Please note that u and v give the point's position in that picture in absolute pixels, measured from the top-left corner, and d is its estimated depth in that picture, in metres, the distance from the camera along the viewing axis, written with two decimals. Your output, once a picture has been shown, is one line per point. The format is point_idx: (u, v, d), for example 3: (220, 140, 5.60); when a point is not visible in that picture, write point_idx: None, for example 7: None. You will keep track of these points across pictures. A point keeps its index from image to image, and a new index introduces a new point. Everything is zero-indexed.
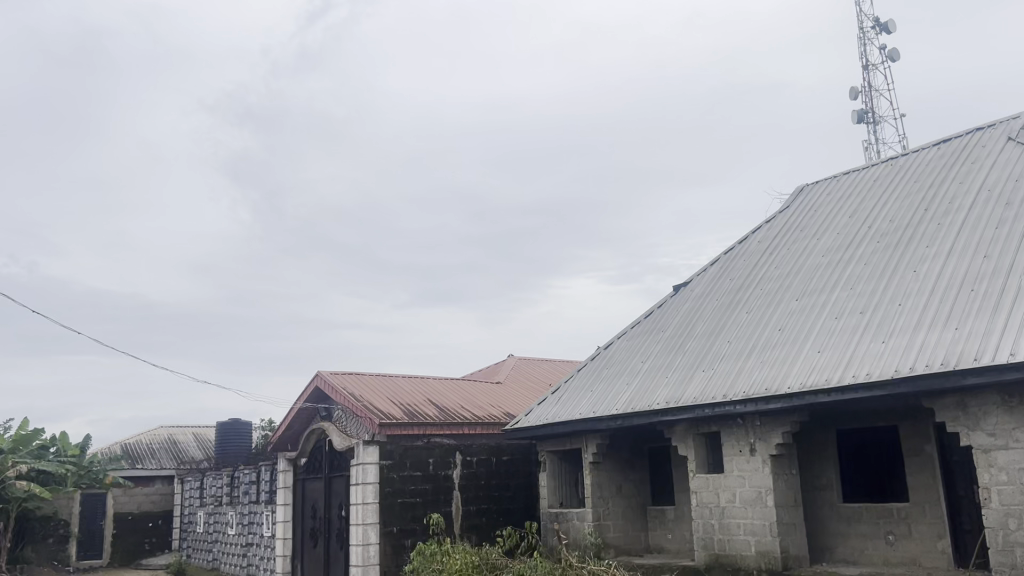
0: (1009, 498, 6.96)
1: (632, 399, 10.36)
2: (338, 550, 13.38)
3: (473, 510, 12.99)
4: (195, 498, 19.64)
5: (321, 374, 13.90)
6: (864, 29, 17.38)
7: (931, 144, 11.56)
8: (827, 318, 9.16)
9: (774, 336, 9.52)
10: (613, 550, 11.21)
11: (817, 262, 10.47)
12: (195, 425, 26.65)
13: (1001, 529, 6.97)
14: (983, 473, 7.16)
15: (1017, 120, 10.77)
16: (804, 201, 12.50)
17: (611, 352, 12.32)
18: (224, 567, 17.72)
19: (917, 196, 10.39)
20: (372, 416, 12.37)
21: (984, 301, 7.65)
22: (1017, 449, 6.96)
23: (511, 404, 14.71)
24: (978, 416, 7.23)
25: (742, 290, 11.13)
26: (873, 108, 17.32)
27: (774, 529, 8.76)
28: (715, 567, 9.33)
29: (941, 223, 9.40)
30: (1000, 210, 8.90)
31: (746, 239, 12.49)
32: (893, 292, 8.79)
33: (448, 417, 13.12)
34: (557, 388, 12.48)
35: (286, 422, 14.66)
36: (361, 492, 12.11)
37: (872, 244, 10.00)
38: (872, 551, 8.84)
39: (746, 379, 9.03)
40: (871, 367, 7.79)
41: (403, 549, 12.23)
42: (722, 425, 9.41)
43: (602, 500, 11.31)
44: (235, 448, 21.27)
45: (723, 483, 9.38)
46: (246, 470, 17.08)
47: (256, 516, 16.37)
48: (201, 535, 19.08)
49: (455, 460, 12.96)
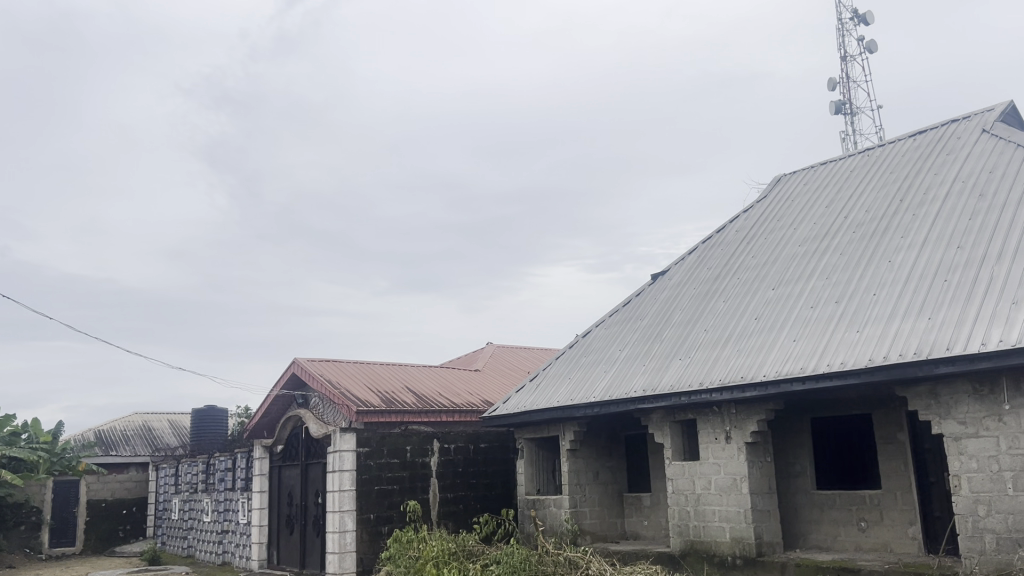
0: (979, 485, 7.07)
1: (610, 387, 10.43)
2: (315, 538, 13.39)
3: (450, 497, 13.04)
4: (170, 485, 19.55)
5: (297, 360, 13.86)
6: (843, 20, 17.48)
7: (907, 135, 11.67)
8: (802, 307, 9.25)
9: (751, 324, 9.59)
10: (590, 537, 11.32)
11: (794, 251, 10.55)
12: (170, 412, 26.53)
13: (970, 516, 7.09)
14: (954, 461, 7.27)
15: (992, 111, 10.89)
16: (781, 191, 12.60)
17: (589, 340, 12.38)
18: (199, 554, 17.68)
19: (893, 187, 10.49)
20: (349, 403, 12.33)
21: (957, 291, 7.75)
22: (987, 438, 7.08)
23: (490, 392, 14.77)
24: (950, 404, 7.33)
25: (719, 279, 11.20)
26: (850, 99, 17.44)
27: (749, 516, 8.86)
28: (690, 553, 9.42)
29: (917, 213, 9.51)
30: (974, 201, 9.01)
31: (724, 228, 12.58)
32: (868, 282, 8.87)
33: (426, 404, 13.14)
34: (536, 375, 12.52)
35: (263, 408, 14.61)
36: (338, 479, 12.07)
37: (849, 233, 10.09)
38: (845, 538, 8.96)
39: (723, 367, 9.11)
40: (846, 356, 7.88)
41: (379, 535, 12.26)
42: (698, 413, 9.49)
43: (579, 488, 11.38)
44: (211, 434, 21.18)
45: (699, 470, 9.46)
46: (222, 457, 17.00)
47: (232, 503, 16.32)
48: (176, 522, 19.02)
49: (432, 448, 13.00)
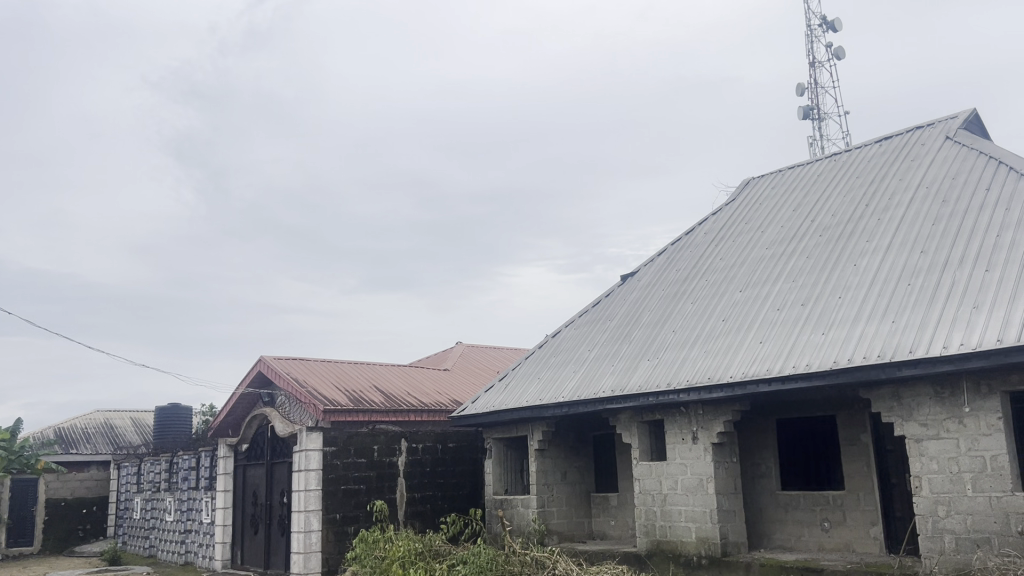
0: (939, 486, 7.21)
1: (579, 387, 10.47)
2: (279, 538, 13.32)
3: (417, 497, 13.03)
4: (132, 484, 19.30)
5: (263, 358, 13.77)
6: (812, 26, 17.68)
7: (873, 141, 11.85)
8: (769, 309, 9.36)
9: (718, 326, 9.69)
10: (557, 537, 11.36)
11: (761, 254, 10.67)
12: (133, 409, 26.23)
13: (930, 516, 7.23)
14: (915, 463, 7.40)
15: (955, 119, 11.08)
16: (749, 194, 12.73)
17: (559, 341, 12.42)
18: (160, 554, 17.49)
19: (859, 192, 10.65)
20: (316, 402, 12.26)
21: (920, 295, 7.88)
22: (947, 440, 7.21)
23: (458, 392, 14.77)
24: (912, 406, 7.46)
25: (687, 281, 11.30)
26: (818, 104, 17.65)
27: (714, 516, 8.94)
28: (656, 553, 9.50)
29: (882, 218, 9.66)
30: (937, 206, 9.17)
31: (693, 230, 12.68)
32: (833, 285, 9.00)
33: (394, 404, 13.11)
34: (504, 376, 12.53)
35: (228, 406, 14.49)
36: (304, 479, 12.00)
37: (815, 237, 10.22)
38: (808, 538, 9.08)
39: (690, 369, 9.18)
40: (811, 358, 7.99)
41: (345, 535, 12.22)
42: (665, 413, 9.56)
43: (546, 487, 11.42)
44: (174, 432, 20.96)
45: (665, 470, 9.54)
46: (186, 456, 16.84)
47: (195, 502, 16.16)
48: (138, 522, 18.80)
49: (400, 447, 12.97)
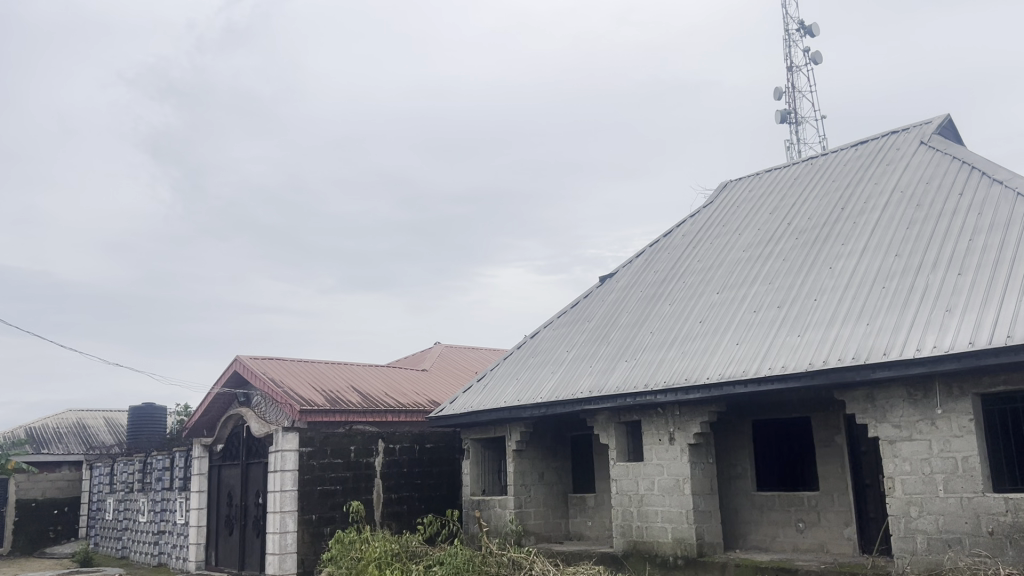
0: (912, 487, 7.30)
1: (557, 388, 10.51)
2: (254, 539, 13.25)
3: (394, 498, 13.02)
4: (105, 485, 19.13)
5: (239, 358, 13.70)
6: (790, 31, 17.84)
7: (849, 145, 11.97)
8: (745, 311, 9.44)
9: (695, 327, 9.75)
10: (534, 537, 11.39)
11: (738, 256, 10.75)
12: (107, 409, 25.98)
13: (903, 517, 7.32)
14: (888, 464, 7.50)
15: (930, 124, 11.22)
16: (726, 197, 12.83)
17: (537, 341, 12.45)
18: (133, 555, 17.34)
19: (835, 195, 10.76)
20: (292, 403, 12.22)
21: (895, 298, 7.98)
22: (920, 441, 7.30)
23: (436, 392, 14.77)
24: (886, 408, 7.55)
25: (665, 283, 11.37)
26: (795, 108, 17.81)
27: (691, 517, 9.00)
28: (633, 553, 9.55)
29: (857, 222, 9.77)
30: (912, 210, 9.29)
31: (671, 232, 12.76)
32: (809, 287, 9.09)
33: (371, 404, 13.09)
34: (482, 376, 12.55)
35: (203, 406, 14.40)
36: (280, 479, 11.95)
37: (791, 240, 10.32)
38: (783, 538, 9.17)
39: (667, 370, 9.24)
40: (787, 359, 8.07)
41: (321, 536, 12.18)
42: (643, 413, 9.61)
43: (523, 488, 11.45)
44: (148, 432, 20.80)
45: (642, 471, 9.59)
46: (160, 456, 16.71)
47: (169, 503, 16.05)
48: (110, 523, 18.64)
49: (377, 448, 12.96)
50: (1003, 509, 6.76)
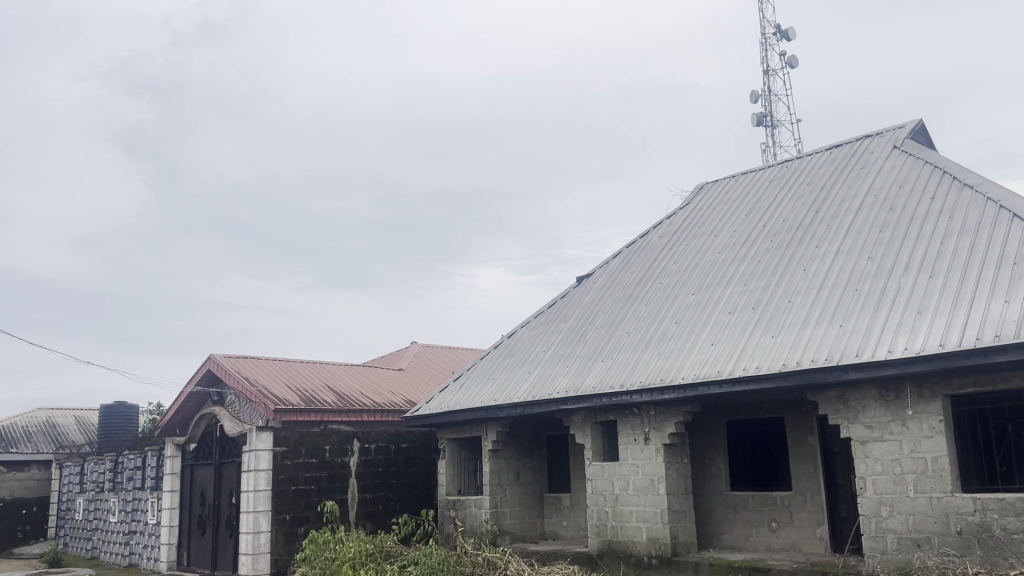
0: (883, 487, 7.41)
1: (533, 388, 10.55)
2: (227, 539, 13.19)
3: (369, 497, 13.01)
4: (74, 484, 18.95)
5: (213, 357, 13.62)
6: (767, 35, 18.00)
7: (824, 148, 12.11)
8: (720, 312, 9.53)
9: (671, 328, 9.83)
10: (509, 537, 11.42)
11: (714, 257, 10.84)
12: (77, 407, 25.73)
13: (874, 517, 7.43)
14: (860, 464, 7.60)
15: (903, 129, 11.37)
16: (702, 199, 12.93)
17: (514, 341, 12.49)
18: (103, 556, 17.19)
19: (810, 198, 10.88)
20: (267, 402, 12.17)
21: (867, 300, 8.09)
22: (891, 442, 7.41)
23: (412, 392, 14.77)
24: (858, 409, 7.65)
25: (642, 283, 11.44)
26: (771, 111, 17.97)
27: (665, 517, 9.07)
28: (608, 553, 9.61)
29: (831, 224, 9.89)
30: (885, 214, 9.41)
31: (647, 233, 12.84)
32: (783, 289, 9.19)
33: (346, 404, 13.06)
34: (459, 375, 12.57)
35: (176, 405, 14.30)
36: (253, 479, 11.89)
37: (766, 242, 10.42)
38: (756, 538, 9.26)
39: (643, 370, 9.31)
40: (761, 360, 8.16)
41: (295, 536, 12.14)
42: (619, 414, 9.67)
43: (499, 488, 11.48)
44: (119, 431, 20.61)
45: (618, 471, 9.65)
46: (131, 456, 16.58)
47: (140, 502, 15.92)
48: (80, 523, 18.46)
49: (352, 448, 12.94)
50: (971, 509, 6.88)
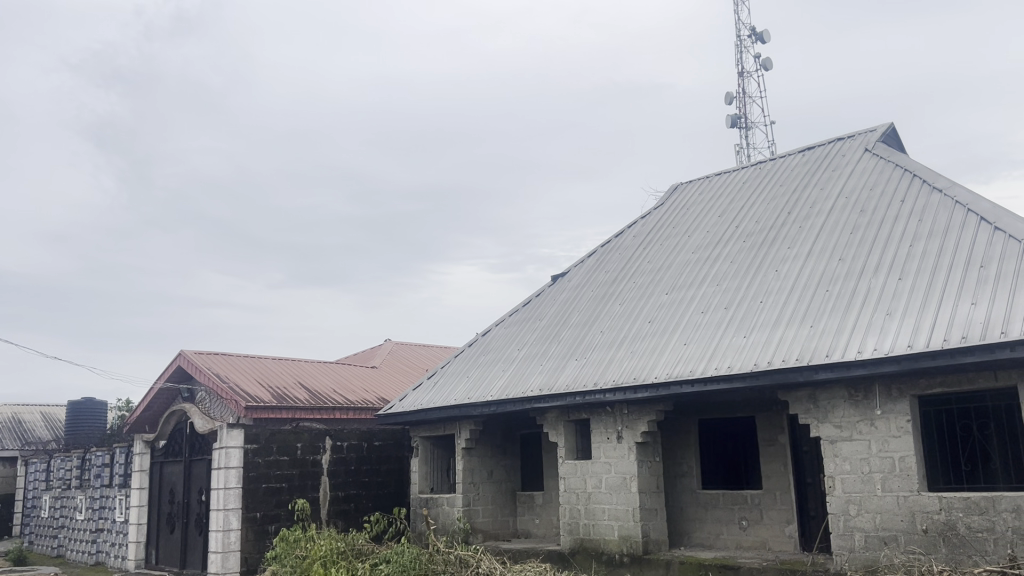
0: (851, 486, 7.51)
1: (507, 386, 10.57)
2: (196, 537, 13.10)
3: (341, 495, 12.98)
4: (40, 482, 18.73)
5: (184, 353, 13.52)
6: (741, 37, 18.14)
7: (796, 151, 12.24)
8: (693, 312, 9.61)
9: (644, 327, 9.90)
10: (482, 535, 11.44)
11: (687, 258, 10.92)
12: (43, 403, 25.43)
13: (842, 515, 7.53)
14: (829, 463, 7.69)
15: (874, 132, 11.52)
16: (676, 200, 13.02)
17: (489, 339, 12.52)
18: (69, 554, 17.01)
19: (782, 199, 11.00)
20: (237, 399, 12.10)
21: (838, 301, 8.19)
22: (859, 441, 7.51)
23: (385, 389, 14.75)
24: (828, 408, 7.75)
25: (616, 282, 11.51)
26: (746, 113, 18.11)
27: (636, 515, 9.14)
28: (579, 551, 9.66)
29: (803, 226, 10.00)
30: (856, 215, 9.54)
31: (621, 233, 12.91)
32: (756, 289, 9.29)
33: (319, 401, 13.00)
34: (432, 373, 12.57)
35: (145, 401, 14.17)
36: (223, 477, 11.82)
37: (738, 243, 10.52)
38: (726, 536, 9.36)
39: (617, 369, 9.36)
40: (732, 360, 8.24)
41: (265, 534, 12.09)
42: (592, 412, 9.72)
43: (472, 486, 11.48)
44: (87, 428, 20.41)
45: (590, 469, 9.70)
46: (99, 452, 16.41)
47: (108, 500, 15.77)
48: (45, 520, 18.25)
49: (324, 445, 12.90)
50: (937, 507, 6.99)
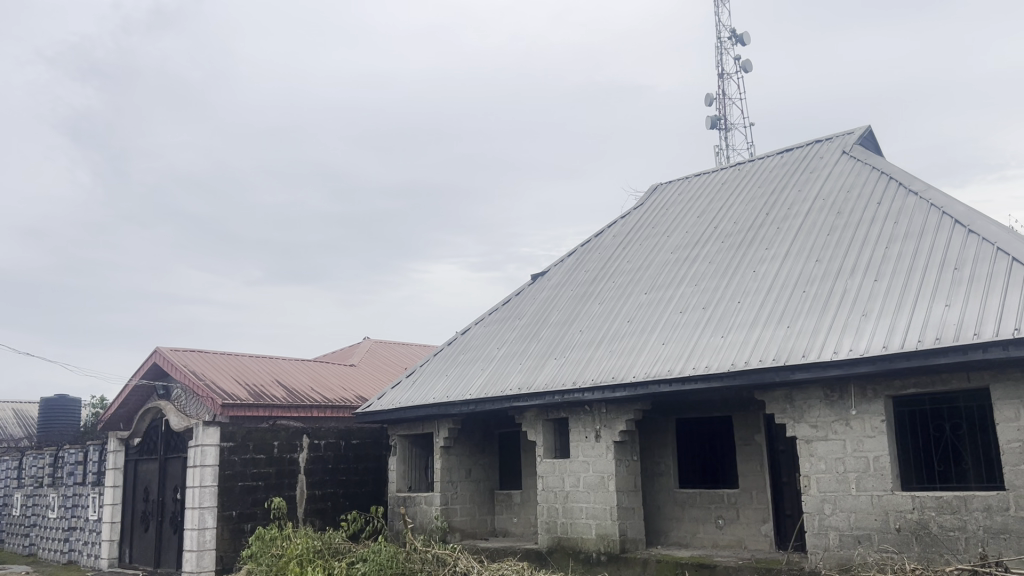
0: (826, 485, 7.60)
1: (486, 385, 10.59)
2: (171, 535, 13.02)
3: (318, 494, 12.95)
4: (12, 479, 18.54)
5: (159, 350, 13.42)
6: (721, 39, 18.26)
7: (775, 152, 12.35)
8: (672, 311, 9.68)
9: (623, 327, 9.95)
10: (459, 534, 11.45)
11: (666, 257, 10.99)
12: (16, 400, 25.18)
13: (817, 514, 7.61)
14: (804, 462, 7.77)
15: (851, 135, 11.64)
16: (656, 200, 13.09)
17: (468, 337, 12.54)
18: (41, 552, 16.86)
19: (760, 200, 11.10)
20: (214, 396, 12.04)
21: (814, 302, 8.28)
22: (834, 441, 7.60)
23: (364, 388, 14.73)
24: (803, 408, 7.83)
25: (595, 282, 11.56)
26: (725, 115, 18.24)
27: (614, 513, 9.18)
28: (557, 550, 9.70)
29: (781, 227, 10.09)
30: (833, 216, 9.64)
31: (601, 232, 12.96)
32: (734, 289, 9.36)
33: (296, 399, 12.97)
34: (411, 372, 12.56)
35: (120, 399, 14.05)
36: (199, 475, 11.75)
37: (717, 243, 10.60)
38: (703, 534, 9.42)
39: (596, 368, 9.41)
40: (709, 360, 8.30)
41: (241, 533, 12.04)
42: (571, 411, 9.75)
43: (451, 485, 11.50)
44: (60, 425, 20.23)
45: (568, 468, 9.73)
46: (71, 450, 16.28)
47: (81, 498, 15.63)
48: (17, 518, 18.06)
49: (301, 444, 12.87)
50: (910, 506, 7.09)
